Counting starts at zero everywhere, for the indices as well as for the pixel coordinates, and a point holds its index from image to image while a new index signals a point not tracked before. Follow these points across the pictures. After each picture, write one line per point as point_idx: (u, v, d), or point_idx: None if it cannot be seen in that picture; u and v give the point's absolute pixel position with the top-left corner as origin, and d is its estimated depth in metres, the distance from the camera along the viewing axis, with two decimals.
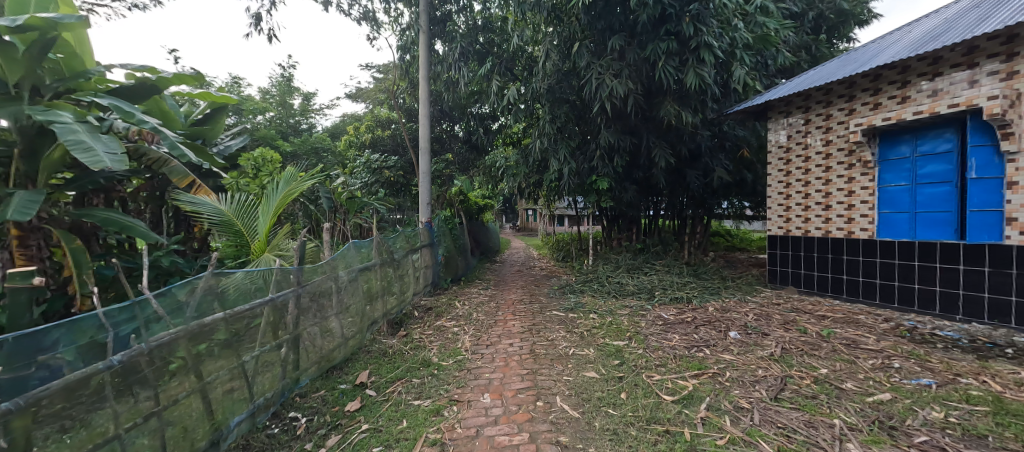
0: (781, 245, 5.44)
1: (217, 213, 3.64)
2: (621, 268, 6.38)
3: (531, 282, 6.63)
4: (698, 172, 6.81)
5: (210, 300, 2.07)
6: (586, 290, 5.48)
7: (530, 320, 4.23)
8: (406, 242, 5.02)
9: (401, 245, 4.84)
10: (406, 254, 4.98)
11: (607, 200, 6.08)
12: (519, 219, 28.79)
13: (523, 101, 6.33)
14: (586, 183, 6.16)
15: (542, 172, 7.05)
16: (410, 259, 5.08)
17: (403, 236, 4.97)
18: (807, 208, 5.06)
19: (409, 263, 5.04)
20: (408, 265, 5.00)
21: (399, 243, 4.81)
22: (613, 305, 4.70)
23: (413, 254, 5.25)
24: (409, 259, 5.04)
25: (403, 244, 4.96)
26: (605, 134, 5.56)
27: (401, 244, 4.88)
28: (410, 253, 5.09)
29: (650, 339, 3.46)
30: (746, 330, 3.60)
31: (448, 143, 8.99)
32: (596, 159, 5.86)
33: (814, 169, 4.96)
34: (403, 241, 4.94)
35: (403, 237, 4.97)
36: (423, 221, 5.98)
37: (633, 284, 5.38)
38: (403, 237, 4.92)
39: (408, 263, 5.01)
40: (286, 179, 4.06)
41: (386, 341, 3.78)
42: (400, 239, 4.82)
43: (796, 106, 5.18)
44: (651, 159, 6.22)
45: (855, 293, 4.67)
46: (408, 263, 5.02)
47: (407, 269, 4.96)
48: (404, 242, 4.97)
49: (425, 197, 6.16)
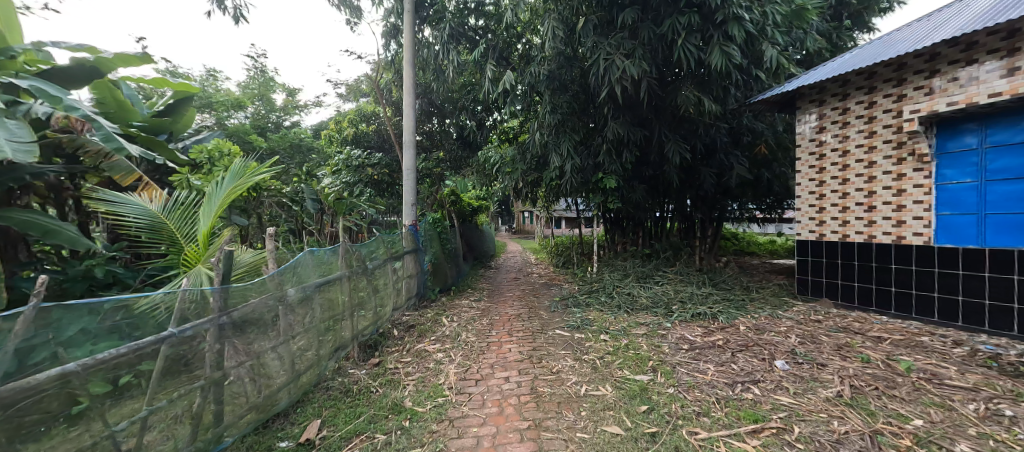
0: (813, 252, 4.78)
1: (145, 215, 3.04)
2: (630, 276, 5.71)
3: (529, 291, 5.95)
4: (713, 170, 6.20)
5: (53, 345, 1.39)
6: (593, 303, 4.80)
7: (530, 343, 3.54)
8: (385, 249, 4.33)
9: (377, 253, 4.15)
10: (384, 262, 4.27)
11: (615, 201, 5.42)
12: (515, 221, 28.11)
13: (520, 89, 5.67)
14: (591, 182, 5.49)
15: (541, 169, 6.39)
16: (390, 268, 4.40)
17: (381, 242, 4.28)
18: (846, 209, 4.42)
19: (388, 273, 4.36)
20: (387, 275, 4.30)
21: (375, 250, 4.11)
22: (625, 322, 4.02)
23: (394, 264, 4.54)
24: (388, 269, 4.36)
25: (381, 252, 4.27)
26: (614, 126, 4.90)
27: (378, 251, 4.18)
28: (390, 261, 4.40)
29: (680, 372, 2.78)
30: (795, 358, 2.93)
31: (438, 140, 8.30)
32: (604, 155, 5.20)
33: (854, 166, 4.34)
34: (380, 247, 4.25)
35: (381, 243, 4.28)
36: (407, 224, 5.31)
37: (646, 296, 4.72)
38: (381, 242, 4.25)
39: (387, 272, 4.32)
40: (234, 173, 3.32)
41: (352, 374, 3.07)
42: (376, 245, 4.14)
43: (830, 93, 4.57)
44: (662, 154, 5.59)
45: (907, 308, 4.02)
46: (388, 273, 4.33)
47: (386, 280, 4.27)
48: (382, 249, 4.27)
49: (409, 197, 5.46)
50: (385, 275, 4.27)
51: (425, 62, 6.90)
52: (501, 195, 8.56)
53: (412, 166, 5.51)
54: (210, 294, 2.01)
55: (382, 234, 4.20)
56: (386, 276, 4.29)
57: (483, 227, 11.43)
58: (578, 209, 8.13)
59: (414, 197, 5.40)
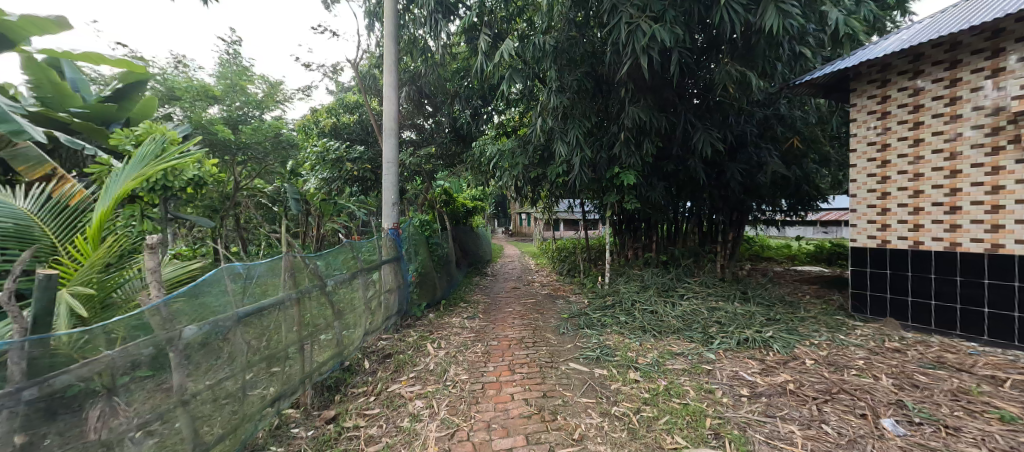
0: (873, 262, 3.98)
1: (8, 216, 2.12)
2: (649, 288, 4.89)
3: (531, 306, 5.11)
4: (741, 165, 5.41)
5: None
6: (610, 323, 3.97)
7: (539, 385, 2.69)
8: (353, 259, 3.47)
9: (341, 265, 3.28)
10: (354, 277, 3.42)
11: (633, 201, 4.60)
12: (512, 224, 27.22)
13: (522, 69, 4.84)
14: (605, 179, 4.67)
15: (545, 164, 5.56)
16: (361, 283, 3.53)
17: (349, 250, 3.42)
18: (919, 210, 3.63)
19: (358, 289, 3.49)
20: (356, 292, 3.43)
21: (339, 262, 3.24)
22: (658, 353, 3.19)
23: (367, 276, 3.68)
24: (358, 285, 3.50)
25: (348, 263, 3.41)
26: (635, 112, 4.09)
27: (342, 262, 3.31)
28: (361, 273, 3.54)
29: (756, 440, 1.96)
30: (909, 416, 2.12)
31: (429, 133, 7.47)
32: (621, 147, 4.38)
33: (931, 158, 3.56)
34: (346, 257, 3.38)
35: (349, 251, 3.42)
36: (387, 228, 4.45)
37: (675, 315, 3.90)
38: (347, 251, 3.38)
39: (356, 288, 3.45)
40: (135, 161, 2.49)
41: (295, 438, 2.21)
42: (340, 256, 3.27)
43: (897, 70, 3.80)
44: (687, 146, 4.79)
45: (1006, 335, 3.23)
46: (357, 289, 3.46)
47: (355, 297, 3.40)
48: (349, 259, 3.42)
49: (390, 196, 4.60)
50: (354, 292, 3.40)
51: (412, 43, 6.08)
52: (498, 194, 7.72)
53: (396, 164, 4.58)
54: (2, 354, 1.16)
55: (348, 240, 3.35)
56: (355, 292, 3.42)
57: (478, 230, 10.56)
58: (584, 210, 7.30)
59: (395, 197, 4.51)
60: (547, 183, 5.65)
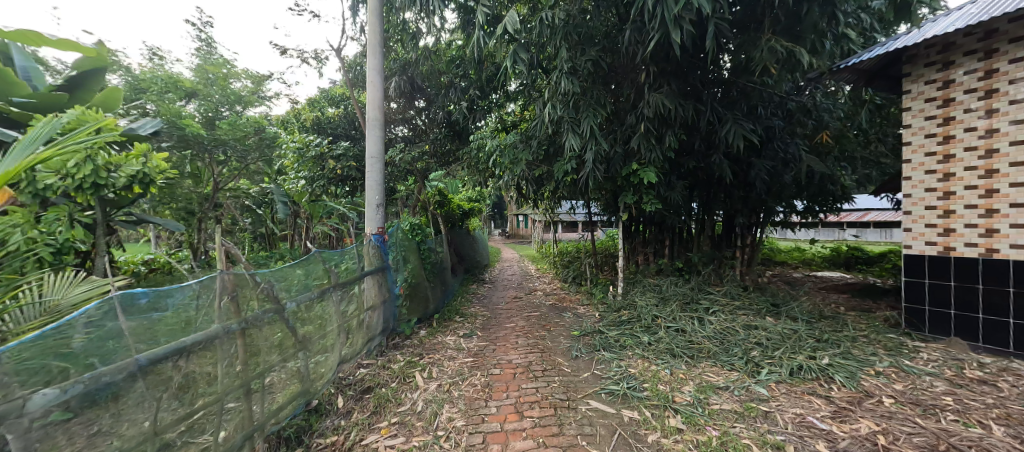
0: (932, 271, 3.46)
1: None
2: (669, 300, 4.33)
3: (536, 320, 4.53)
4: (768, 162, 4.88)
5: None
6: (631, 345, 3.40)
7: (555, 437, 2.10)
8: (324, 270, 2.86)
9: (308, 280, 2.67)
10: (327, 292, 2.82)
11: (652, 202, 4.05)
12: (508, 226, 26.65)
13: (526, 52, 4.27)
14: (621, 177, 4.13)
15: (550, 160, 4.99)
16: (336, 299, 2.92)
17: (319, 260, 2.80)
18: (994, 212, 3.10)
19: (331, 308, 2.88)
20: (328, 312, 2.83)
21: (304, 277, 2.63)
22: (696, 386, 2.62)
23: (342, 292, 3.07)
24: (332, 302, 2.89)
25: (319, 275, 2.81)
26: (658, 99, 3.55)
27: (309, 276, 2.70)
28: (335, 288, 2.93)
29: None
30: None
31: (421, 128, 6.88)
32: (639, 141, 3.83)
33: (1008, 151, 3.04)
34: (317, 269, 2.78)
35: (319, 262, 2.81)
36: (371, 232, 3.84)
37: (706, 336, 3.34)
38: (317, 262, 2.78)
39: (328, 307, 2.84)
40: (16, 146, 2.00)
41: None
42: (307, 268, 2.66)
43: (962, 51, 3.29)
44: (713, 139, 4.25)
45: None
46: (330, 309, 2.85)
47: (326, 318, 2.80)
48: (319, 271, 2.81)
49: (375, 195, 3.98)
50: (326, 312, 2.80)
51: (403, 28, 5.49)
52: (497, 195, 7.14)
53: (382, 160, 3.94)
54: None
55: (318, 249, 2.74)
56: (327, 312, 2.81)
57: (474, 233, 9.97)
58: (591, 212, 6.73)
59: (380, 197, 3.87)
60: (552, 182, 5.08)
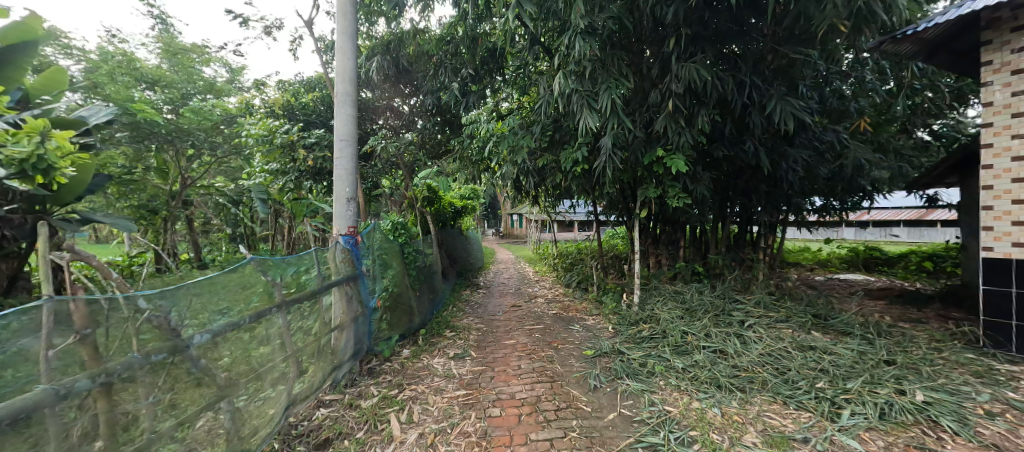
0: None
1: None
2: (696, 312, 3.70)
3: (539, 335, 3.86)
4: (804, 152, 4.27)
5: None
6: (661, 371, 2.77)
7: None
8: (267, 284, 2.12)
9: (236, 299, 1.93)
10: (269, 310, 2.10)
11: (678, 195, 3.42)
12: (503, 226, 25.94)
13: (529, 17, 3.60)
14: (641, 167, 3.50)
15: (555, 149, 4.35)
16: (284, 321, 2.21)
17: (260, 271, 2.07)
18: None
19: (274, 333, 2.17)
20: (269, 340, 2.12)
21: (231, 295, 1.90)
22: (761, 437, 1.99)
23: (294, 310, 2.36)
24: (275, 325, 2.19)
25: (258, 292, 2.08)
26: (690, 71, 2.91)
27: (240, 294, 1.96)
28: (283, 307, 2.21)
29: None
30: None
31: (409, 117, 6.19)
32: (665, 123, 3.20)
33: None
34: (254, 283, 2.04)
35: (258, 274, 2.07)
36: (340, 233, 3.08)
37: (754, 359, 2.72)
38: (254, 273, 2.04)
39: (269, 334, 2.12)
40: None
41: None
42: (234, 284, 1.91)
43: None
44: (747, 123, 3.62)
45: None
46: (272, 335, 2.14)
47: (267, 348, 2.09)
48: (258, 287, 2.07)
49: (346, 185, 3.16)
50: (266, 340, 2.09)
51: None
52: (493, 192, 6.46)
53: (356, 143, 3.17)
54: None
55: (254, 253, 1.96)
56: (267, 340, 2.10)
57: (467, 233, 9.28)
58: (596, 210, 6.08)
59: (352, 190, 3.11)
60: (558, 174, 4.43)
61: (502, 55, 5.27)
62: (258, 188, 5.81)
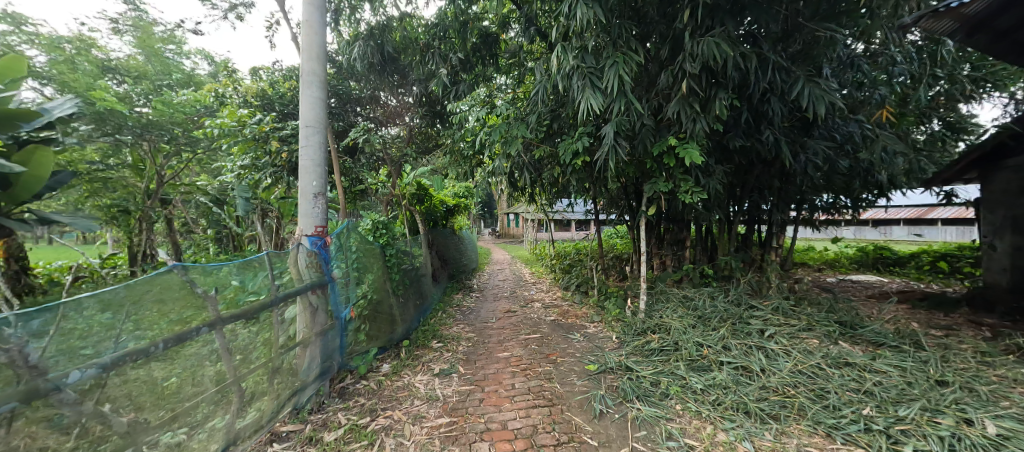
0: None
1: None
2: (709, 320, 3.34)
3: (536, 346, 3.48)
4: (824, 143, 3.92)
5: None
6: (677, 393, 2.39)
7: None
8: (195, 297, 1.73)
9: (149, 318, 1.56)
10: (200, 329, 1.73)
11: (691, 190, 3.06)
12: (499, 225, 25.55)
13: None
14: (648, 159, 3.13)
15: (553, 141, 3.97)
16: (220, 342, 1.83)
17: (184, 283, 1.68)
18: None
19: (206, 356, 1.80)
20: (199, 364, 1.75)
21: (140, 315, 1.53)
22: None
23: (238, 326, 1.97)
24: (210, 346, 1.82)
25: (183, 308, 1.69)
26: (705, 46, 2.52)
27: (153, 312, 1.58)
28: (220, 325, 1.84)
29: None
30: None
31: (396, 109, 5.78)
32: (676, 108, 2.83)
33: None
34: (175, 298, 1.65)
35: (183, 287, 1.68)
36: (307, 235, 2.66)
37: (784, 378, 2.36)
38: (176, 285, 1.65)
39: (198, 358, 1.75)
40: None
41: None
42: (144, 300, 1.54)
43: None
44: (769, 108, 3.25)
45: None
46: (203, 359, 1.77)
47: (195, 374, 1.73)
48: (182, 302, 1.68)
49: (311, 181, 2.67)
50: (195, 364, 1.73)
51: None
52: (486, 188, 6.07)
53: (325, 132, 2.75)
54: None
55: (174, 261, 1.57)
56: (194, 366, 1.73)
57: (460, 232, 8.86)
58: (596, 208, 5.69)
59: (319, 185, 2.69)
60: (555, 168, 4.03)
61: (495, 41, 4.86)
62: (243, 185, 5.08)
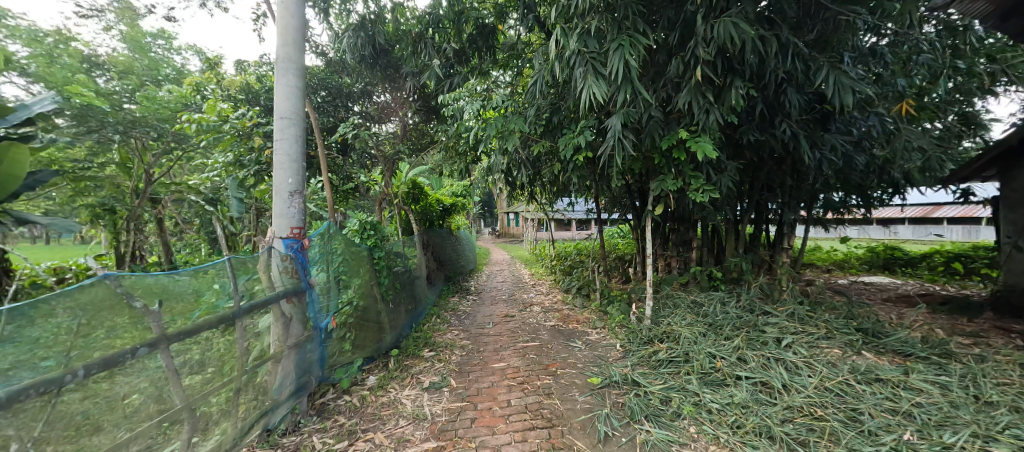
0: None
1: None
2: (721, 327, 3.10)
3: (534, 356, 3.24)
4: (842, 138, 3.67)
5: None
6: (691, 413, 2.16)
7: None
8: (130, 311, 1.50)
9: (68, 338, 1.33)
10: (135, 350, 1.47)
11: (702, 188, 2.82)
12: (499, 224, 25.29)
13: None
14: (656, 154, 2.90)
15: (552, 136, 3.72)
16: (165, 362, 1.59)
17: (115, 295, 1.45)
18: None
19: (147, 379, 1.56)
20: (137, 389, 1.52)
21: (57, 334, 1.30)
22: None
23: (192, 342, 1.74)
24: (152, 367, 1.58)
25: (113, 326, 1.46)
26: (723, 28, 2.28)
27: (77, 329, 1.36)
28: (164, 343, 1.58)
29: None
30: None
31: (389, 104, 5.53)
32: (687, 99, 2.60)
33: None
34: (104, 313, 1.42)
35: (115, 300, 1.46)
36: (281, 237, 2.40)
37: (809, 396, 2.13)
38: (106, 297, 1.43)
39: (135, 382, 1.52)
40: None
41: None
42: (62, 317, 1.32)
43: None
44: (787, 99, 3.01)
45: None
46: (142, 383, 1.54)
47: (129, 402, 1.49)
48: (112, 318, 1.44)
49: (286, 176, 2.41)
50: (128, 390, 1.49)
51: None
52: (483, 187, 5.83)
53: (302, 124, 2.50)
54: None
55: (100, 270, 1.35)
56: (129, 391, 1.50)
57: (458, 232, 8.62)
58: (598, 207, 5.45)
59: (296, 182, 2.44)
60: (555, 165, 3.80)
61: (492, 32, 4.63)
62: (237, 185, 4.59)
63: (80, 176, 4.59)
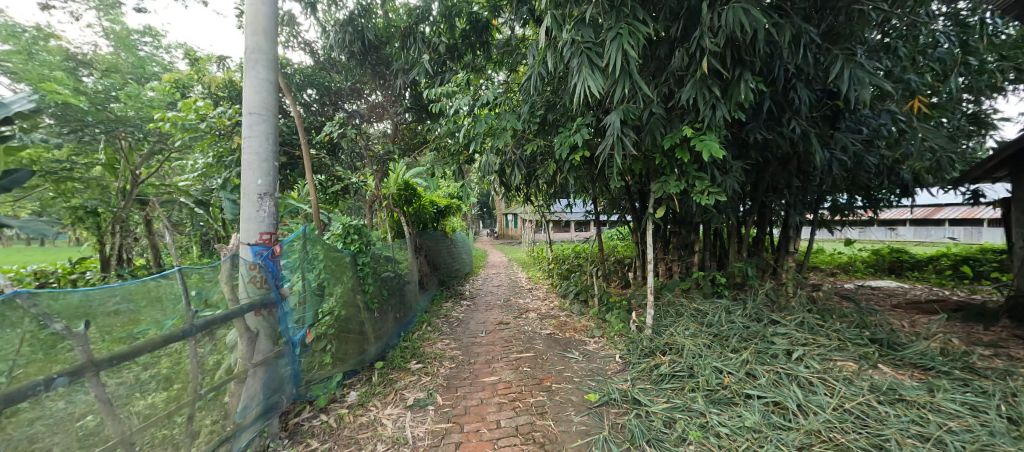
0: None
1: None
2: (727, 338, 2.91)
3: (528, 368, 3.05)
4: (852, 137, 3.49)
5: None
6: (698, 439, 1.96)
7: None
8: (50, 335, 1.29)
9: None
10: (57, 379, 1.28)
11: (708, 190, 2.63)
12: (498, 226, 25.07)
13: None
14: (658, 153, 2.71)
15: (548, 135, 3.54)
16: (95, 391, 1.39)
17: (31, 318, 1.26)
18: None
19: (73, 411, 1.36)
20: (59, 425, 1.32)
21: None
22: None
23: (133, 365, 1.53)
24: (80, 397, 1.37)
25: (26, 352, 1.25)
26: (732, 16, 2.08)
27: None
28: (91, 370, 1.36)
29: None
30: None
31: (379, 103, 5.33)
32: (691, 94, 2.41)
33: None
34: (15, 339, 1.23)
35: (31, 323, 1.27)
36: (248, 244, 2.19)
37: (827, 421, 1.94)
38: (17, 321, 1.24)
39: (57, 415, 1.32)
40: None
41: None
42: None
43: None
44: (797, 95, 2.82)
45: None
46: (65, 417, 1.33)
47: (48, 440, 1.29)
48: (24, 344, 1.24)
49: (253, 178, 2.20)
50: (46, 425, 1.29)
51: None
52: (477, 188, 5.63)
53: (274, 120, 2.30)
54: None
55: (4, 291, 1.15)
56: (49, 428, 1.29)
57: (453, 234, 8.41)
58: (596, 210, 5.26)
59: (265, 183, 2.23)
60: (551, 166, 3.60)
61: (486, 27, 4.43)
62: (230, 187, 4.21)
63: (61, 177, 4.34)
